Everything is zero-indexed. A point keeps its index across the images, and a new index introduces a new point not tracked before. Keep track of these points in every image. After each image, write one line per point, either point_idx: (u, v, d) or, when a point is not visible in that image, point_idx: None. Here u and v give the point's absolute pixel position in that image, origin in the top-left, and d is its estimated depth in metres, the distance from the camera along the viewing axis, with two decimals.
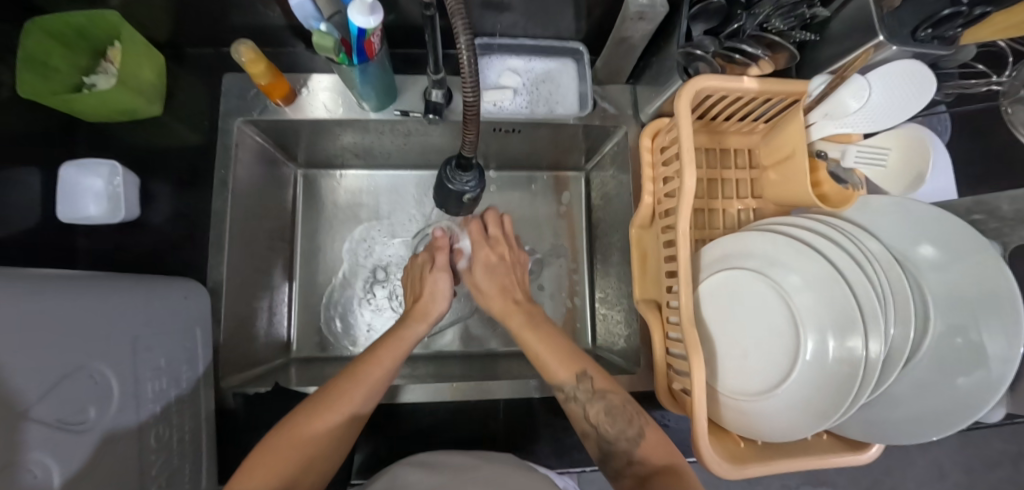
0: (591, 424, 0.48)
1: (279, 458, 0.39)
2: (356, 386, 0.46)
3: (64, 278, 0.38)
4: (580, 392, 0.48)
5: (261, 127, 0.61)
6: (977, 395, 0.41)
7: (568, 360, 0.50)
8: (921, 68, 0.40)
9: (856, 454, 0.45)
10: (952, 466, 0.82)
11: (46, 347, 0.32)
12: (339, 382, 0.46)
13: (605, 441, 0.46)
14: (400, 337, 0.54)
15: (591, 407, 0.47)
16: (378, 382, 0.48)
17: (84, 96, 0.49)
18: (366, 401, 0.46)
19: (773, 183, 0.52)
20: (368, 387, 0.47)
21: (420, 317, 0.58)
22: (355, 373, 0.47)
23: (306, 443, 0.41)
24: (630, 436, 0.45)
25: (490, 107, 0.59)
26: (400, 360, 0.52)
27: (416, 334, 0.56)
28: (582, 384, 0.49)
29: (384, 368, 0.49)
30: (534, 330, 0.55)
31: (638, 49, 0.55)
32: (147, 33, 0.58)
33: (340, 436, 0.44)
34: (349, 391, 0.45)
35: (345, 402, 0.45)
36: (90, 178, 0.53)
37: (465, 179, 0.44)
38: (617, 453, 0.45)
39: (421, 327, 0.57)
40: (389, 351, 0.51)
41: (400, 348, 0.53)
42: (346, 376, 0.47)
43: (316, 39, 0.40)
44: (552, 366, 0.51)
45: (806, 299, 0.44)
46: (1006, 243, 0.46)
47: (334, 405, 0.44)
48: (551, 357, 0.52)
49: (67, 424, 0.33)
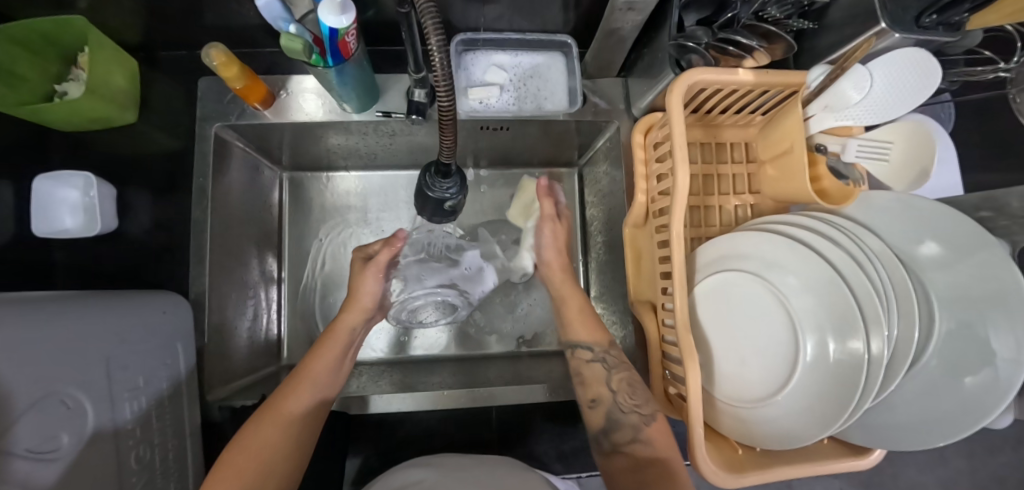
0: (610, 390, 0.48)
1: (234, 466, 0.38)
2: (301, 386, 0.46)
3: (35, 300, 0.37)
4: (608, 357, 0.51)
5: (240, 132, 0.58)
6: (987, 395, 0.40)
7: (596, 328, 0.55)
8: (933, 61, 0.38)
9: (859, 459, 0.43)
10: (954, 452, 0.81)
11: (13, 375, 0.31)
12: (285, 388, 0.45)
13: (617, 411, 0.47)
14: (331, 331, 0.53)
15: (615, 374, 0.49)
16: (322, 381, 0.48)
17: (53, 106, 0.47)
18: (315, 400, 0.46)
19: (772, 179, 0.50)
20: (313, 383, 0.47)
21: (349, 306, 0.55)
22: (300, 374, 0.47)
23: (266, 446, 0.40)
24: (642, 414, 0.46)
25: (477, 105, 0.56)
26: (341, 355, 0.51)
27: (349, 325, 0.54)
28: (611, 351, 0.52)
29: (325, 365, 0.49)
30: (575, 292, 0.60)
31: (628, 41, 0.52)
32: (118, 36, 0.56)
33: (297, 437, 0.42)
34: (295, 391, 0.45)
35: (294, 402, 0.44)
36: (64, 190, 0.51)
37: (445, 186, 0.43)
38: (623, 426, 0.46)
39: (355, 316, 0.54)
40: (330, 347, 0.51)
41: (340, 341, 0.52)
42: (290, 381, 0.46)
43: (283, 41, 0.38)
44: (579, 329, 0.56)
45: (806, 302, 0.42)
46: (1015, 242, 0.45)
47: (282, 407, 0.43)
48: (582, 323, 0.56)
49: (40, 455, 0.31)
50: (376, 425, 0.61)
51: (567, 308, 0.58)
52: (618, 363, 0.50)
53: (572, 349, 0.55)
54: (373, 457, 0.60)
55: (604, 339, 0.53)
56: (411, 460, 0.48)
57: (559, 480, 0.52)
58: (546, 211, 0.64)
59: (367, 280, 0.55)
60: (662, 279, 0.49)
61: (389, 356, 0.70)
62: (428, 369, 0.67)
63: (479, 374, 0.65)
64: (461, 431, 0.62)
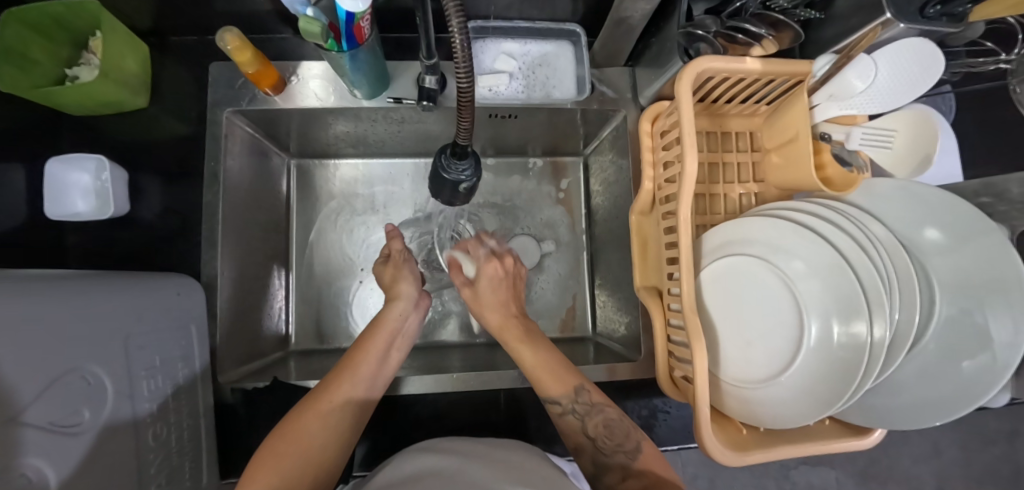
0: (588, 437, 0.47)
1: (278, 452, 0.39)
2: (344, 378, 0.46)
3: (56, 278, 0.38)
4: (577, 407, 0.47)
5: (250, 118, 0.59)
6: (983, 377, 0.42)
7: (562, 375, 0.47)
8: (932, 48, 0.39)
9: (860, 438, 0.44)
10: (948, 443, 0.82)
11: (35, 350, 0.31)
12: (331, 376, 0.46)
13: (600, 454, 0.46)
14: (380, 321, 0.52)
15: (590, 421, 0.46)
16: (366, 372, 0.47)
17: (66, 89, 0.47)
18: (358, 392, 0.45)
19: (775, 167, 0.51)
20: (357, 375, 0.46)
21: (394, 296, 0.55)
22: (346, 364, 0.47)
23: (307, 437, 0.40)
24: (627, 451, 0.45)
25: (487, 92, 0.57)
26: (389, 346, 0.51)
27: (399, 314, 0.53)
28: (579, 398, 0.47)
29: (373, 355, 0.49)
30: (532, 345, 0.50)
31: (636, 30, 0.53)
32: (129, 20, 0.56)
33: (337, 429, 0.42)
34: (339, 382, 0.45)
35: (339, 397, 0.44)
36: (77, 173, 0.52)
37: (461, 168, 0.43)
38: (613, 467, 0.45)
39: (402, 305, 0.54)
40: (376, 337, 0.50)
41: (387, 329, 0.51)
42: (337, 371, 0.47)
43: (302, 24, 0.38)
44: (544, 380, 0.48)
45: (813, 286, 0.43)
46: (1014, 226, 0.46)
47: (327, 396, 0.43)
48: (549, 373, 0.48)
49: (60, 427, 0.32)
50: (384, 408, 0.61)
51: (523, 359, 0.50)
52: (588, 410, 0.47)
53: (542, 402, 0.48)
54: (381, 440, 0.60)
55: (571, 386, 0.47)
56: (423, 443, 0.48)
57: (566, 463, 0.56)
58: (456, 280, 0.58)
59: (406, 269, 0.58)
60: (669, 264, 0.49)
61: None
62: (433, 355, 0.68)
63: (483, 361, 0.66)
64: (474, 416, 0.62)
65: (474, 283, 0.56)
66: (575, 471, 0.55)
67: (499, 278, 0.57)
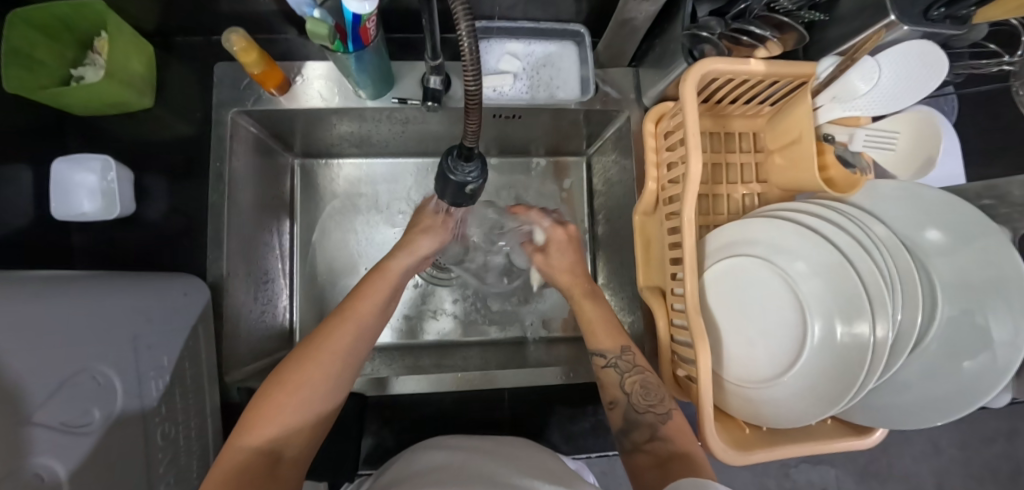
0: (625, 392, 0.49)
1: (278, 400, 0.39)
2: (344, 327, 0.45)
3: (65, 279, 0.38)
4: (621, 362, 0.50)
5: (256, 118, 0.59)
6: (986, 378, 0.42)
7: (613, 332, 0.52)
8: (937, 50, 0.39)
9: (861, 438, 0.45)
10: (948, 443, 0.83)
11: (44, 352, 0.31)
12: (330, 323, 0.45)
13: (633, 411, 0.47)
14: (382, 271, 0.51)
15: (629, 377, 0.49)
16: (366, 323, 0.47)
17: (72, 89, 0.47)
18: (357, 342, 0.45)
19: (778, 168, 0.51)
20: (355, 325, 0.46)
21: (403, 249, 0.53)
22: (346, 312, 0.46)
23: (305, 386, 0.40)
24: (658, 413, 0.46)
25: (491, 93, 0.57)
26: (388, 296, 0.50)
27: (402, 268, 0.52)
28: (624, 355, 0.51)
29: (372, 305, 0.48)
30: (594, 302, 0.55)
31: (641, 31, 0.53)
32: (133, 20, 0.56)
33: (334, 381, 0.43)
34: (338, 331, 0.44)
35: (337, 347, 0.43)
36: (83, 174, 0.52)
37: (467, 170, 0.43)
38: (641, 426, 0.46)
39: (407, 259, 0.53)
40: (377, 287, 0.49)
41: (387, 282, 0.50)
42: (336, 317, 0.46)
43: (309, 25, 0.38)
44: (597, 333, 0.53)
45: (815, 285, 0.43)
46: (1016, 229, 0.46)
47: (324, 346, 0.43)
48: (601, 328, 0.53)
49: (71, 427, 0.32)
50: (392, 406, 0.61)
51: (583, 313, 0.55)
52: (631, 367, 0.50)
53: (589, 355, 0.53)
54: (387, 438, 0.61)
55: (620, 343, 0.52)
56: (432, 440, 0.48)
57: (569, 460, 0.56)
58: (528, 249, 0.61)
59: (425, 217, 0.56)
60: (672, 264, 0.49)
61: (395, 342, 0.70)
62: (435, 354, 0.69)
63: (488, 362, 0.66)
64: (476, 414, 0.63)
65: (545, 249, 0.59)
66: (580, 467, 0.56)
67: (567, 244, 0.58)
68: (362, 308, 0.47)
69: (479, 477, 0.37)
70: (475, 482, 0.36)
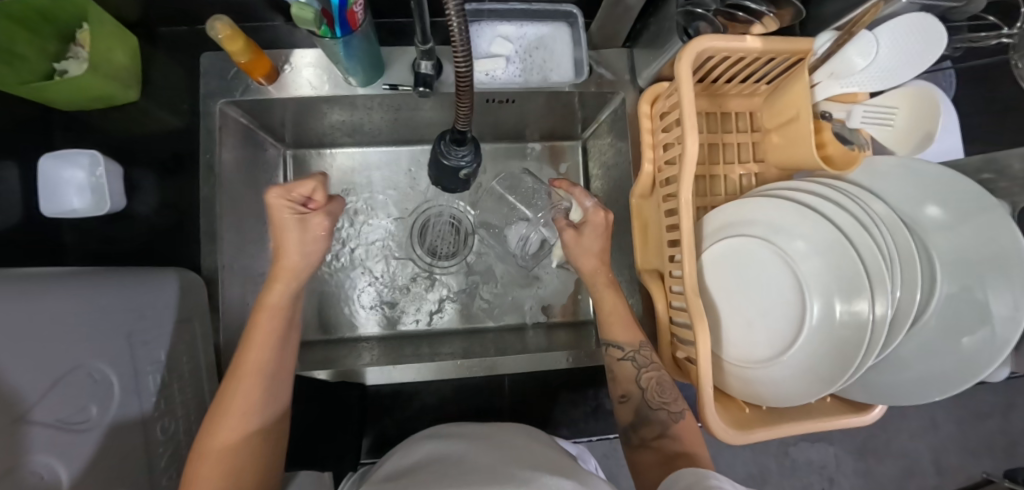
0: (640, 388, 0.51)
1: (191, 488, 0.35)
2: (242, 384, 0.38)
3: (55, 277, 0.38)
4: (638, 356, 0.52)
5: (244, 109, 0.58)
6: (984, 352, 0.42)
7: (633, 328, 0.53)
8: (934, 21, 0.38)
9: (862, 414, 0.46)
10: (945, 417, 0.84)
11: (36, 349, 0.31)
12: (225, 383, 0.39)
13: (646, 407, 0.50)
14: (261, 309, 0.41)
15: (646, 373, 0.51)
16: (268, 369, 0.40)
17: (56, 84, 0.46)
18: (263, 395, 0.39)
19: (776, 147, 0.51)
20: (255, 378, 0.39)
21: (274, 276, 0.42)
22: (238, 367, 0.39)
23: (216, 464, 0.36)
24: (671, 411, 0.50)
25: (483, 77, 0.56)
26: (283, 331, 0.42)
27: (284, 295, 0.42)
28: (642, 350, 0.52)
29: (260, 351, 0.40)
30: (611, 293, 0.55)
31: (635, 10, 0.52)
32: (115, 11, 0.54)
33: (250, 445, 0.38)
34: (236, 389, 0.38)
35: (239, 409, 0.38)
36: (71, 170, 0.52)
37: (460, 154, 0.43)
38: (652, 422, 0.50)
39: (284, 288, 0.42)
40: (264, 325, 0.41)
41: (276, 317, 0.41)
42: (229, 376, 0.39)
43: (293, 10, 0.37)
44: (614, 327, 0.53)
45: (813, 265, 0.43)
46: (1015, 203, 0.46)
47: (225, 412, 0.37)
48: (620, 321, 0.53)
49: (68, 424, 0.32)
50: (397, 395, 0.62)
51: (602, 304, 0.55)
52: (648, 363, 0.52)
53: (604, 345, 0.54)
54: (388, 427, 0.61)
55: (638, 338, 0.53)
56: (427, 430, 0.49)
57: (569, 444, 0.56)
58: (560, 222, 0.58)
59: (288, 234, 0.41)
60: (671, 247, 0.49)
61: (381, 333, 0.70)
62: (429, 343, 0.69)
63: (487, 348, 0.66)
64: (473, 401, 0.63)
65: (578, 226, 0.56)
66: (580, 452, 0.56)
67: (602, 229, 0.55)
68: (253, 361, 0.39)
69: (478, 468, 0.37)
70: (473, 472, 0.35)
